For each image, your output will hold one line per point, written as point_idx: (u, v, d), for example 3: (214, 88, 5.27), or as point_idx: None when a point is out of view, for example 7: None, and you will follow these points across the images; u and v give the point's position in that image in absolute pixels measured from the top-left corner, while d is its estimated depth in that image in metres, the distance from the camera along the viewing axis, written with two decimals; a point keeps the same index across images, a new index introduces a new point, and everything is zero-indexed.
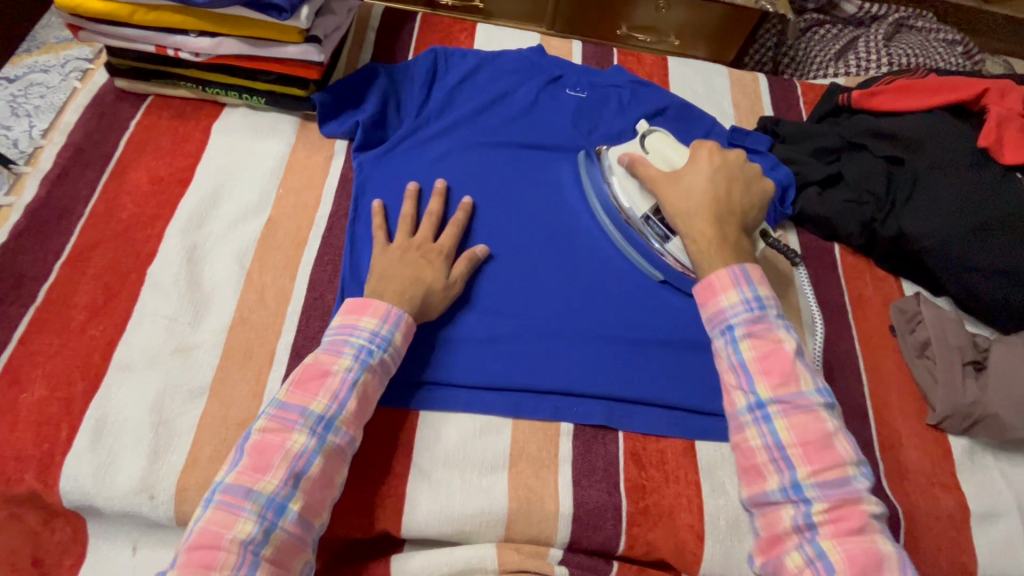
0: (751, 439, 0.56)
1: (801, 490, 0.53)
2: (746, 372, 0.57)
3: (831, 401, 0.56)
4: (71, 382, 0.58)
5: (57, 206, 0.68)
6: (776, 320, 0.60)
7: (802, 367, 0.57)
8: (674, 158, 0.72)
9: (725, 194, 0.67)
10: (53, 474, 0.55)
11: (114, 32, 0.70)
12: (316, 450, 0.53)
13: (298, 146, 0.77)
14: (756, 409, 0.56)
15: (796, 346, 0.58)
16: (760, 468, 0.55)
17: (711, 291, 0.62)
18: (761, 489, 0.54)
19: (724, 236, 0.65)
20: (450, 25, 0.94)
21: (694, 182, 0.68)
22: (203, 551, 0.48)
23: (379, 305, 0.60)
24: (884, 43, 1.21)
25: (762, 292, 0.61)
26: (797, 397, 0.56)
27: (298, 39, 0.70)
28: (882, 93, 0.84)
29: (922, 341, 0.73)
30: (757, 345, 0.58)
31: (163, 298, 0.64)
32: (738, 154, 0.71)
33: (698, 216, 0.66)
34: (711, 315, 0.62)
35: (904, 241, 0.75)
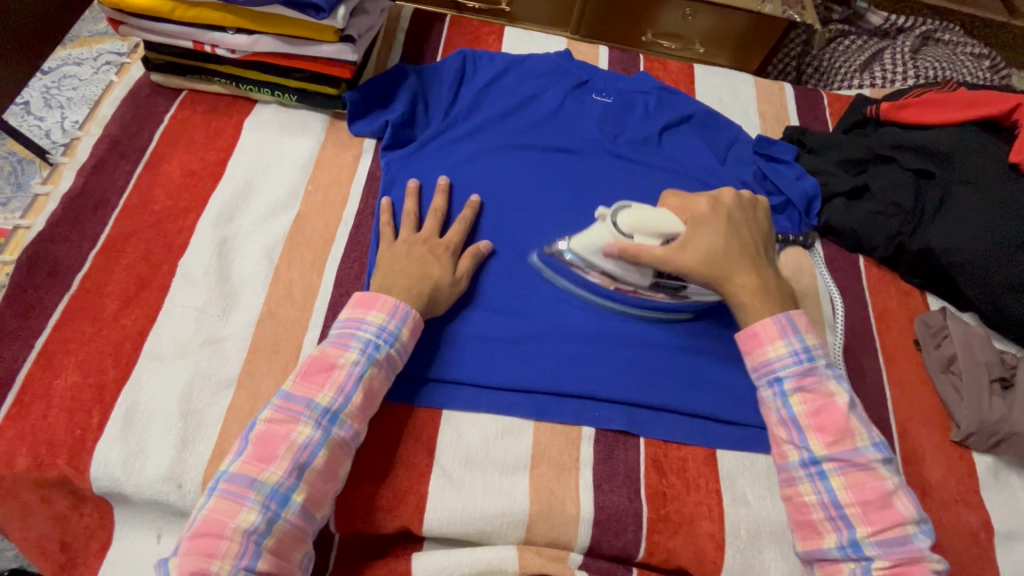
0: (805, 495, 0.56)
1: (861, 548, 0.53)
2: (798, 427, 0.58)
3: (888, 455, 0.57)
4: (103, 369, 0.59)
5: (92, 197, 0.69)
6: (825, 372, 0.60)
7: (856, 421, 0.57)
8: (663, 226, 0.64)
9: (748, 243, 0.66)
10: (84, 459, 0.56)
11: (153, 27, 0.72)
12: (320, 442, 0.53)
13: (328, 144, 0.78)
14: (809, 466, 0.57)
15: (848, 400, 0.58)
16: (816, 524, 0.56)
17: (757, 341, 0.62)
18: (817, 545, 0.55)
19: (766, 284, 0.64)
20: (478, 27, 0.95)
21: (708, 241, 0.64)
22: (208, 539, 0.49)
23: (387, 300, 0.60)
24: (910, 55, 1.20)
25: (809, 341, 0.61)
26: (853, 454, 0.56)
27: (333, 38, 0.71)
28: (913, 105, 0.83)
29: (947, 356, 0.72)
30: (809, 400, 0.58)
31: (194, 290, 0.65)
32: (730, 193, 0.68)
33: (733, 270, 0.64)
34: (757, 365, 0.62)
35: (931, 254, 0.74)
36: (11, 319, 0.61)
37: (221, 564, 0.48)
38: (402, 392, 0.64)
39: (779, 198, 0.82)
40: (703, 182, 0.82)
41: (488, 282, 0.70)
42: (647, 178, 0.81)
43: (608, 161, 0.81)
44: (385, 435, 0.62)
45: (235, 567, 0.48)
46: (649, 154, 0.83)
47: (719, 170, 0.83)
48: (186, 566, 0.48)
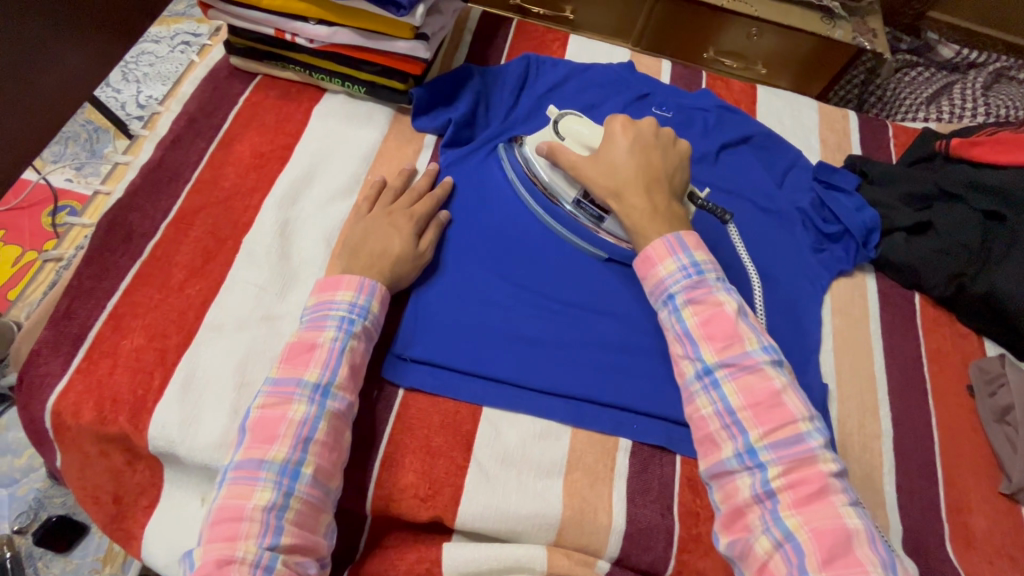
0: (702, 407, 0.57)
1: (756, 455, 0.53)
2: (691, 339, 0.59)
3: (777, 357, 0.57)
4: (167, 335, 0.62)
5: (168, 170, 0.72)
6: (715, 284, 0.61)
7: (745, 326, 0.58)
8: (589, 136, 0.72)
9: (647, 168, 0.67)
10: (144, 419, 0.58)
11: (240, 13, 0.75)
12: (317, 416, 0.55)
13: (390, 137, 0.80)
14: (704, 376, 0.57)
15: (736, 307, 0.59)
16: (714, 437, 0.56)
17: (649, 263, 0.63)
18: (717, 459, 0.55)
19: (655, 206, 0.66)
20: (543, 34, 0.96)
21: (615, 156, 0.69)
22: (228, 524, 0.50)
23: (352, 278, 0.62)
24: (982, 91, 1.16)
25: (698, 256, 0.62)
26: (742, 358, 0.56)
27: (409, 35, 0.73)
28: (985, 144, 0.81)
29: (1002, 406, 0.70)
30: (699, 310, 0.59)
31: (255, 267, 0.67)
32: (651, 121, 0.71)
33: (626, 189, 0.67)
34: (653, 286, 0.63)
35: (996, 298, 0.72)
36: (87, 279, 0.64)
37: (245, 544, 0.49)
38: (442, 385, 0.64)
39: (836, 227, 0.80)
40: (757, 204, 0.82)
41: (487, 267, 0.71)
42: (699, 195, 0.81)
43: None
44: (425, 426, 0.63)
45: (258, 546, 0.49)
46: (704, 171, 0.83)
47: (776, 193, 0.83)
48: (209, 554, 0.48)
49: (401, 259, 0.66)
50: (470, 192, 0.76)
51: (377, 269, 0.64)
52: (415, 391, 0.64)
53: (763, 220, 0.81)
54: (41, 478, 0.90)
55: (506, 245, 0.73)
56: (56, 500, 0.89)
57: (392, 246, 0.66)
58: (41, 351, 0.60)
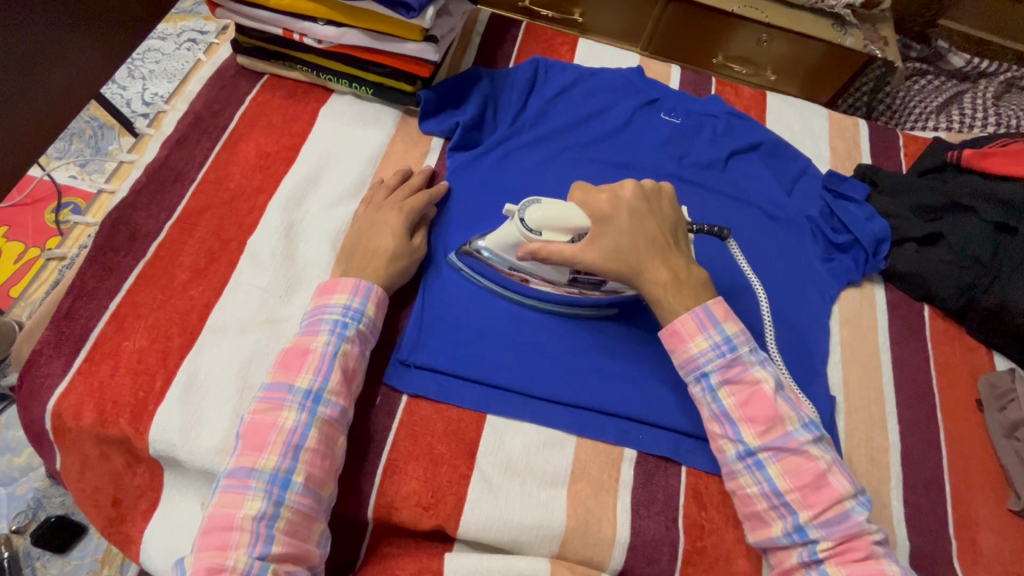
0: (747, 487, 0.56)
1: (806, 533, 0.53)
2: (730, 421, 0.57)
3: (818, 433, 0.56)
4: (169, 337, 0.62)
5: (173, 169, 0.72)
6: (750, 359, 0.58)
7: (783, 404, 0.57)
8: (571, 224, 0.62)
9: (653, 237, 0.62)
10: (144, 422, 0.58)
11: (248, 12, 0.74)
12: (308, 423, 0.54)
13: (397, 139, 0.79)
14: (746, 458, 0.56)
15: (774, 385, 0.57)
16: (762, 514, 0.56)
17: (679, 339, 0.60)
18: (767, 535, 0.55)
19: (676, 274, 0.61)
20: (552, 37, 0.95)
21: (616, 237, 0.61)
22: (218, 533, 0.49)
23: (347, 281, 0.61)
24: (993, 100, 1.15)
25: (730, 330, 0.59)
26: (785, 440, 0.55)
27: (418, 37, 0.72)
28: (997, 154, 0.79)
29: (1012, 421, 0.69)
30: (736, 391, 0.57)
31: (259, 269, 0.67)
32: (632, 183, 0.63)
33: (643, 265, 0.61)
34: (683, 362, 0.60)
35: (1006, 312, 0.71)
36: (90, 279, 0.64)
37: (235, 554, 0.48)
38: (446, 392, 0.64)
39: (845, 237, 0.80)
40: (766, 211, 0.81)
41: None
42: (708, 203, 0.80)
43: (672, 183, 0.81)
44: (428, 433, 0.62)
45: (248, 556, 0.48)
46: (713, 178, 0.82)
47: (784, 202, 0.82)
48: (199, 564, 0.48)
49: (395, 257, 0.65)
50: (478, 197, 0.75)
51: (381, 275, 0.64)
52: (418, 397, 0.64)
53: (772, 228, 0.80)
54: (40, 477, 0.90)
55: None
56: (55, 500, 0.88)
57: (389, 244, 0.65)
58: (43, 351, 0.60)
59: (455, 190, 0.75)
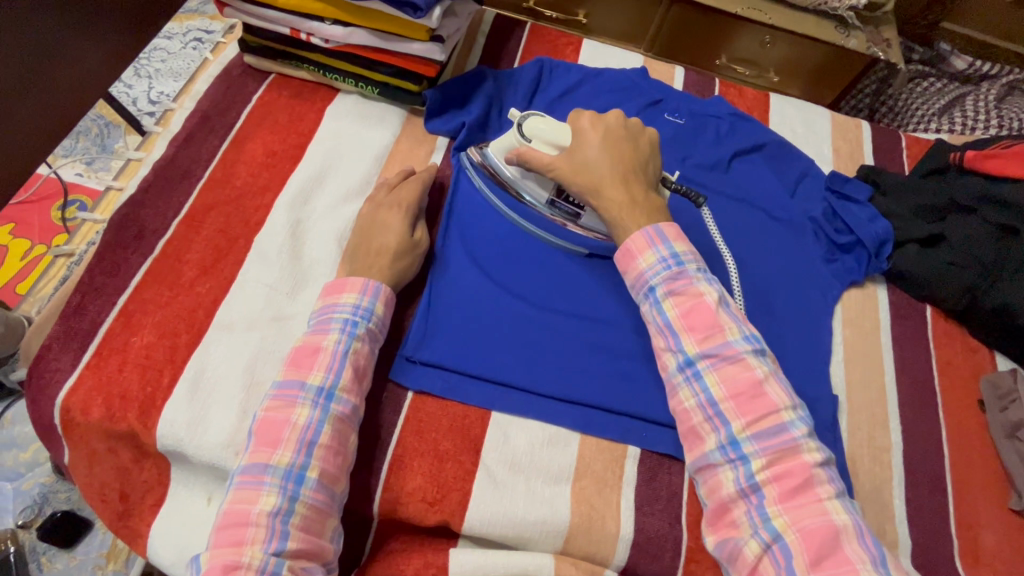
0: (686, 400, 0.58)
1: (739, 446, 0.54)
2: (672, 331, 0.59)
3: (758, 347, 0.58)
4: (177, 333, 0.62)
5: (180, 167, 0.72)
6: (695, 274, 0.61)
7: (726, 316, 0.59)
8: (554, 140, 0.69)
9: (623, 160, 0.67)
10: (153, 417, 0.58)
11: (256, 12, 0.75)
12: (321, 419, 0.54)
13: (403, 139, 0.80)
14: (686, 368, 0.58)
15: (717, 297, 0.59)
16: (698, 428, 0.57)
17: (628, 256, 0.63)
18: (700, 451, 0.56)
19: (634, 197, 0.65)
20: (557, 37, 0.96)
21: (588, 154, 0.67)
22: (234, 529, 0.50)
23: (357, 280, 0.62)
24: (995, 103, 1.16)
25: (678, 248, 0.62)
26: (723, 349, 0.57)
27: (425, 37, 0.73)
28: (1000, 156, 0.80)
29: (1014, 421, 0.69)
30: (680, 302, 0.60)
31: (266, 267, 0.67)
32: (617, 113, 0.70)
33: (605, 182, 0.66)
34: (632, 279, 0.63)
35: (1010, 312, 0.71)
36: (98, 275, 0.64)
37: (250, 550, 0.49)
38: (452, 388, 0.64)
39: (848, 238, 0.80)
40: (769, 212, 0.82)
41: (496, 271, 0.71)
42: (711, 204, 0.81)
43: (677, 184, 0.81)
44: (433, 429, 0.62)
45: (263, 552, 0.49)
46: (717, 178, 0.83)
47: (788, 202, 0.83)
48: (216, 560, 0.48)
49: (398, 256, 0.66)
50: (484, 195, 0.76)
51: (386, 274, 0.64)
52: (424, 394, 0.64)
53: (775, 228, 0.81)
54: (46, 473, 0.90)
55: (515, 247, 0.73)
56: (61, 495, 0.89)
57: (392, 242, 0.66)
58: (52, 346, 0.60)
59: (459, 191, 0.76)
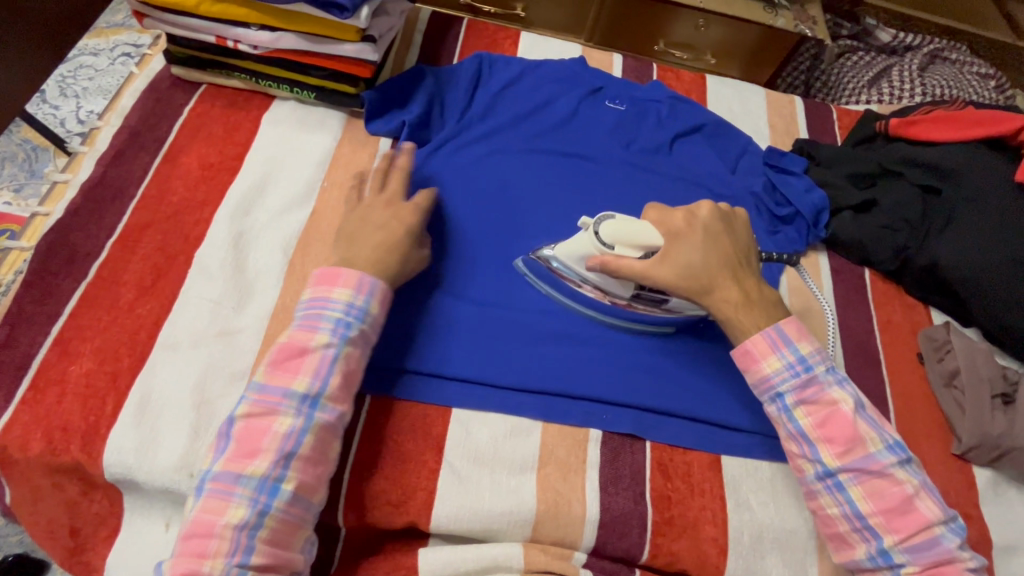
0: (828, 508, 0.58)
1: (891, 557, 0.55)
2: (807, 441, 0.58)
3: (903, 454, 0.57)
4: (118, 358, 0.60)
5: (111, 186, 0.70)
6: (826, 379, 0.60)
7: (865, 425, 0.58)
8: (647, 236, 0.65)
9: (726, 257, 0.65)
10: (97, 446, 0.56)
11: (177, 21, 0.72)
12: (302, 429, 0.53)
13: (344, 142, 0.79)
14: (826, 479, 0.58)
15: (853, 405, 0.58)
16: (845, 536, 0.57)
17: (751, 359, 0.61)
18: (850, 558, 0.57)
19: (749, 295, 0.64)
20: (495, 32, 0.96)
21: (691, 253, 0.65)
22: (198, 540, 0.50)
23: (350, 274, 0.60)
24: (918, 72, 1.22)
25: (804, 350, 0.60)
26: (868, 461, 0.57)
27: (355, 37, 0.72)
28: (921, 122, 0.85)
29: (950, 370, 0.73)
30: (813, 412, 0.59)
31: (210, 282, 0.65)
32: (709, 205, 0.68)
33: (716, 284, 0.64)
34: (757, 382, 0.61)
35: (938, 270, 0.75)
36: (29, 305, 0.62)
37: (212, 562, 0.49)
38: (410, 391, 0.64)
39: (787, 210, 0.83)
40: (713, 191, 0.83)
41: (446, 266, 0.71)
42: (656, 185, 0.82)
43: (621, 168, 0.82)
44: (394, 431, 0.62)
45: (226, 565, 0.49)
46: (661, 161, 0.84)
47: (729, 180, 0.85)
48: (178, 569, 0.49)
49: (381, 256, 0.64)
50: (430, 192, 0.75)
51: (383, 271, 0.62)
52: (382, 397, 0.64)
53: None
54: None
55: (467, 242, 0.73)
56: (14, 538, 0.85)
57: (399, 239, 0.64)
58: None
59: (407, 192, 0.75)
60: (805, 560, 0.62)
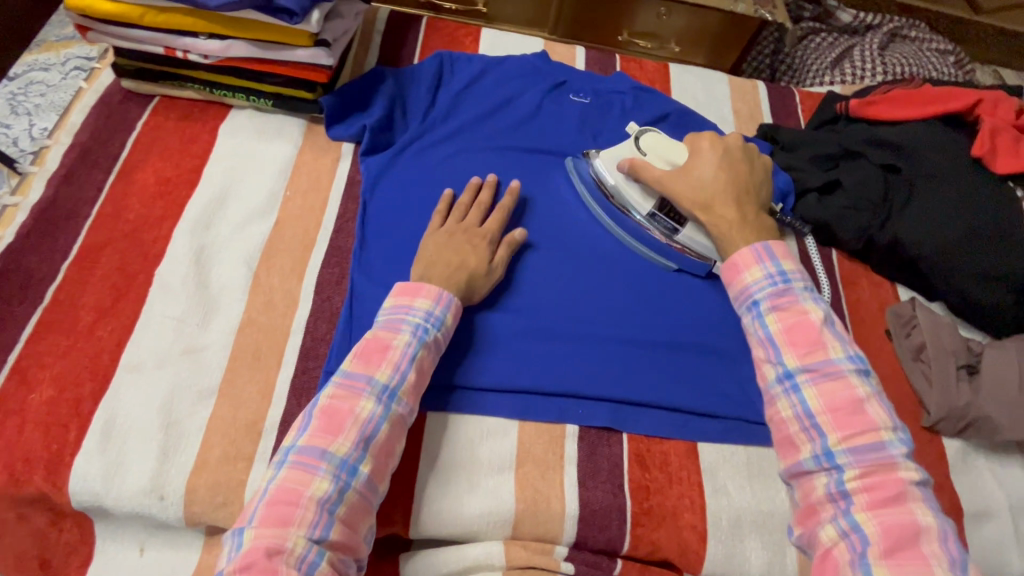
0: (782, 410, 0.56)
1: (833, 457, 0.52)
2: (772, 343, 0.58)
3: (863, 367, 0.55)
4: (79, 383, 0.58)
5: (65, 207, 0.68)
6: (803, 292, 0.60)
7: (830, 334, 0.57)
8: (674, 155, 0.73)
9: (737, 181, 0.70)
10: (62, 475, 0.55)
11: (122, 33, 0.70)
12: (383, 416, 0.54)
13: (306, 149, 0.77)
14: (785, 380, 0.56)
15: (823, 316, 0.57)
16: (793, 438, 0.55)
17: (735, 270, 0.63)
18: (794, 461, 0.54)
19: (745, 216, 0.67)
20: (455, 30, 0.95)
21: (704, 172, 0.70)
22: (282, 507, 0.48)
23: (431, 288, 0.61)
24: (879, 52, 1.23)
25: (787, 265, 0.61)
26: (825, 365, 0.55)
27: (307, 42, 0.70)
28: (879, 102, 0.86)
29: (917, 345, 0.75)
30: (783, 317, 0.58)
31: (172, 299, 0.64)
32: (736, 136, 0.74)
33: (716, 201, 0.68)
34: (736, 293, 0.63)
35: (901, 247, 0.76)
36: None
37: (296, 534, 0.47)
38: None
39: None
40: None
41: None
42: None
43: None
44: None
45: (308, 538, 0.47)
46: None
47: None
48: (260, 539, 0.46)
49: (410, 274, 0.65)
50: (395, 195, 0.74)
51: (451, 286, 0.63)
52: None
53: None
54: None
55: None
56: None
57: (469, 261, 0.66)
58: None
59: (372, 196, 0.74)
60: (783, 541, 0.62)
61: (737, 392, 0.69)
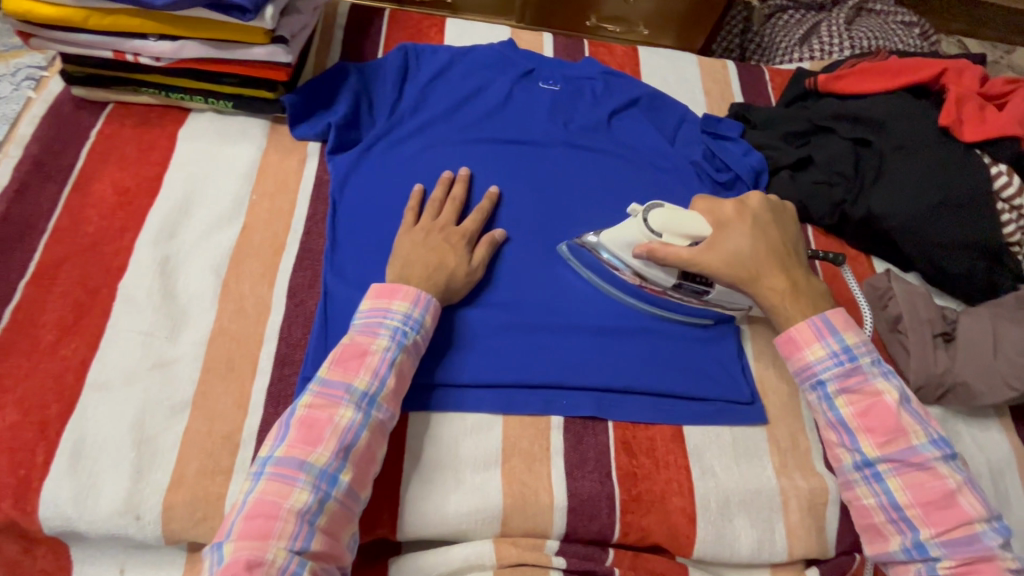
0: (863, 498, 0.58)
1: (926, 549, 0.54)
2: (848, 430, 0.59)
3: (947, 451, 0.57)
4: (44, 405, 0.56)
5: (19, 222, 0.65)
6: (871, 370, 0.60)
7: (909, 418, 0.58)
8: (693, 227, 0.66)
9: (774, 245, 0.67)
10: (31, 500, 0.53)
11: (68, 38, 0.68)
12: (362, 424, 0.52)
13: (270, 150, 0.75)
14: (864, 468, 0.58)
15: (899, 397, 0.58)
16: (879, 527, 0.57)
17: (795, 346, 0.62)
18: (883, 549, 0.56)
19: (795, 283, 0.65)
20: (418, 21, 0.93)
21: (738, 242, 0.66)
22: (261, 521, 0.47)
23: (408, 289, 0.60)
24: (846, 26, 1.24)
25: (850, 340, 0.61)
26: (908, 453, 0.57)
27: (264, 40, 0.68)
28: (847, 76, 0.86)
29: (893, 316, 0.74)
30: (855, 401, 0.59)
31: (138, 312, 0.62)
32: (758, 197, 0.70)
33: (765, 273, 0.65)
34: (799, 369, 0.62)
35: (874, 220, 0.77)
36: None
37: (276, 546, 0.46)
38: None
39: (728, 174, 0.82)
40: (655, 164, 0.83)
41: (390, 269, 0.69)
42: (598, 163, 0.81)
43: (560, 149, 0.81)
44: None
45: (289, 550, 0.46)
46: (601, 139, 0.83)
47: (669, 151, 0.84)
48: (240, 553, 0.45)
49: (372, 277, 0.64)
50: (365, 194, 0.72)
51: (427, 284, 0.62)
52: None
53: (661, 179, 0.82)
54: None
55: None
56: None
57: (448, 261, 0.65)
58: None
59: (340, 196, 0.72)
60: (772, 518, 0.62)
61: (720, 374, 0.69)
